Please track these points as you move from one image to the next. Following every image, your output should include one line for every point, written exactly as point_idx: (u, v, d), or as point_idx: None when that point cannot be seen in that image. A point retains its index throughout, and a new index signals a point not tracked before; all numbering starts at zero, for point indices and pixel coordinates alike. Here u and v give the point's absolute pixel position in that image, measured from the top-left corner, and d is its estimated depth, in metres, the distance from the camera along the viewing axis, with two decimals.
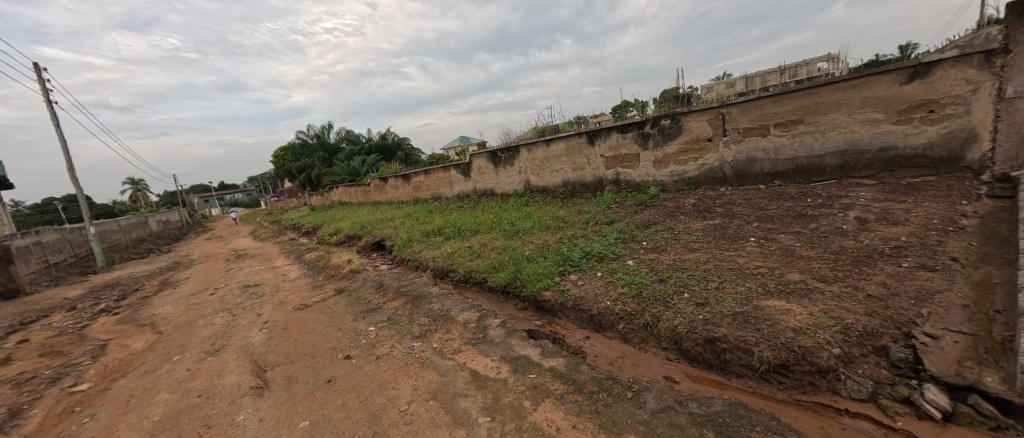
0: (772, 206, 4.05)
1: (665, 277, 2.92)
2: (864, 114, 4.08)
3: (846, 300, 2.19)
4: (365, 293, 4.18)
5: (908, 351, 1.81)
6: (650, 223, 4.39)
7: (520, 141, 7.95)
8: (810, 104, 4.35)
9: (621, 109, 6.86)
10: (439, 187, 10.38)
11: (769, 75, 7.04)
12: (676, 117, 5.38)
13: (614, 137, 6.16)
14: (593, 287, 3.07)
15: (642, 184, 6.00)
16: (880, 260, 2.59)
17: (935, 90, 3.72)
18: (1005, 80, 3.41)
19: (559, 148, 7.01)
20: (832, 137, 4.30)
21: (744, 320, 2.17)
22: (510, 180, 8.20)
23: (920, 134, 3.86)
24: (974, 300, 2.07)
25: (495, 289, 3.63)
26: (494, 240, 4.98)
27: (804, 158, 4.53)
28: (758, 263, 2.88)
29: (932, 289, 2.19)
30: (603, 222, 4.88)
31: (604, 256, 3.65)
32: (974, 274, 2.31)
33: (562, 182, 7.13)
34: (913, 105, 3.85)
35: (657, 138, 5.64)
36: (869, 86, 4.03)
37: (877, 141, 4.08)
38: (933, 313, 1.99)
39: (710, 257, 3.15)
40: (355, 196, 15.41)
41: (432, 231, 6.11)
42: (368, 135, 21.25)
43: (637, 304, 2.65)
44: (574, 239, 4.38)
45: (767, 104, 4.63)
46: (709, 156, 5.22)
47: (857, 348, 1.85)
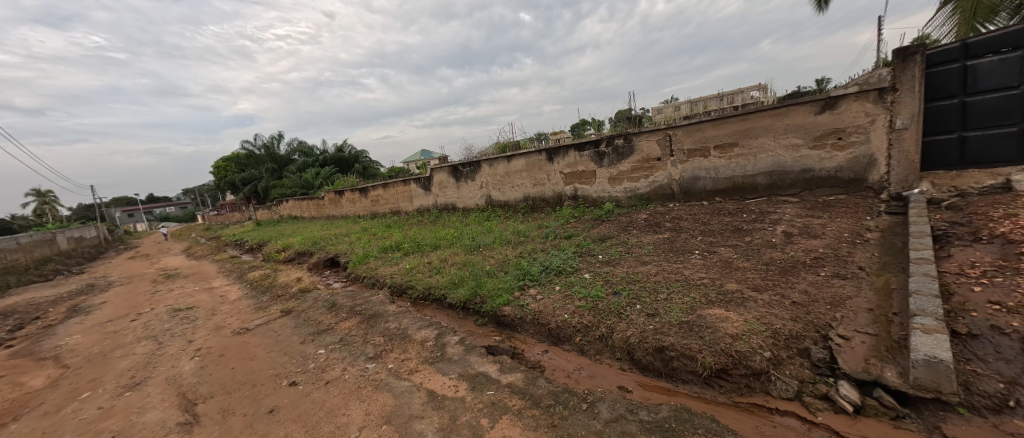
0: (713, 221, 4.40)
1: (620, 289, 3.05)
2: (788, 139, 4.59)
3: (775, 306, 2.42)
4: (315, 313, 3.94)
5: (826, 351, 2.02)
6: (606, 237, 4.58)
7: (482, 156, 8.01)
8: (743, 129, 4.82)
9: (578, 127, 7.18)
10: (398, 201, 10.13)
11: (710, 101, 7.72)
12: (628, 138, 5.72)
13: (571, 155, 6.42)
14: (551, 301, 3.13)
15: (598, 200, 6.27)
16: (803, 270, 2.90)
17: (842, 120, 4.28)
18: (895, 114, 4.01)
19: (520, 163, 7.15)
20: (762, 159, 4.79)
21: (688, 328, 2.32)
22: (471, 195, 8.20)
23: (832, 158, 4.40)
24: (877, 304, 2.37)
25: (454, 305, 3.59)
26: (455, 255, 4.93)
27: (739, 177, 4.98)
28: (701, 274, 3.10)
29: (845, 295, 2.48)
30: (562, 236, 5.03)
31: (562, 270, 3.75)
32: (876, 282, 2.65)
33: (523, 197, 7.27)
34: (826, 133, 4.39)
35: (612, 156, 5.95)
36: (790, 115, 4.54)
37: (799, 164, 4.59)
38: (845, 316, 2.25)
39: (660, 270, 3.34)
40: (307, 210, 14.59)
41: (390, 246, 5.93)
42: (323, 147, 20.35)
43: (594, 316, 2.73)
44: (534, 254, 4.45)
45: (707, 128, 5.06)
46: (658, 174, 5.59)
47: (784, 351, 2.04)
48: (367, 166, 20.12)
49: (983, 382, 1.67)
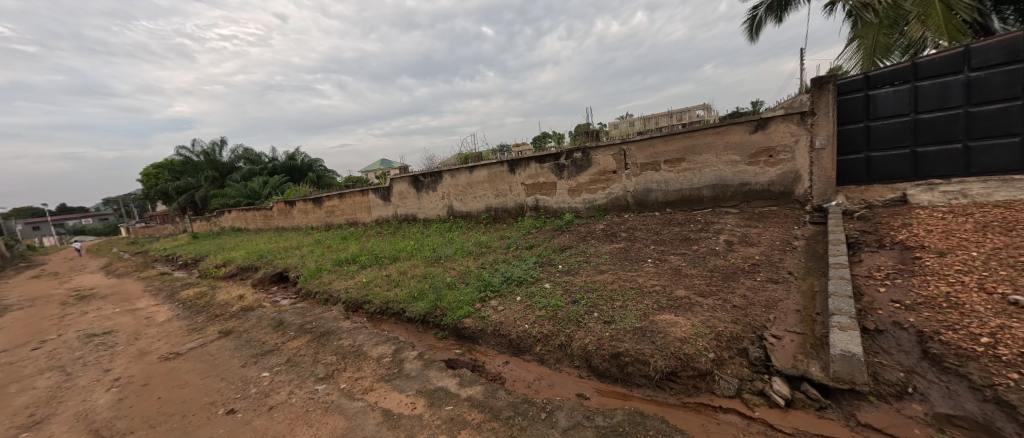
0: (665, 231, 4.67)
1: (578, 298, 3.13)
2: (727, 156, 5.01)
3: (718, 310, 2.61)
4: (259, 333, 3.65)
5: (761, 350, 2.21)
6: (566, 247, 4.70)
7: (444, 167, 7.94)
8: (689, 145, 5.20)
9: (539, 140, 7.35)
10: (355, 212, 9.74)
11: (661, 118, 8.26)
12: (586, 151, 5.95)
13: (532, 167, 6.55)
14: (512, 312, 3.14)
15: (558, 210, 6.44)
16: (742, 276, 3.15)
17: (772, 139, 4.74)
18: (815, 135, 4.52)
19: (482, 174, 7.18)
20: (706, 173, 5.18)
21: (642, 334, 2.44)
22: (432, 206, 8.08)
23: (765, 173, 4.86)
24: (803, 306, 2.63)
25: (413, 319, 3.48)
26: (415, 267, 4.81)
27: (687, 190, 5.35)
28: (654, 281, 3.27)
29: (777, 298, 2.73)
30: (523, 246, 5.10)
31: (523, 280, 3.78)
32: (803, 285, 2.95)
33: (485, 208, 7.28)
34: (760, 150, 4.84)
35: (571, 169, 6.15)
36: (729, 133, 4.97)
37: (737, 178, 5.02)
38: (777, 318, 2.48)
39: (616, 278, 3.47)
40: (253, 221, 13.59)
41: (345, 259, 5.67)
42: (272, 154, 19.16)
43: (553, 325, 2.78)
44: (495, 264, 4.46)
45: (658, 143, 5.40)
46: (614, 186, 5.86)
47: (726, 351, 2.20)
48: (322, 175, 19.19)
49: (888, 372, 1.90)
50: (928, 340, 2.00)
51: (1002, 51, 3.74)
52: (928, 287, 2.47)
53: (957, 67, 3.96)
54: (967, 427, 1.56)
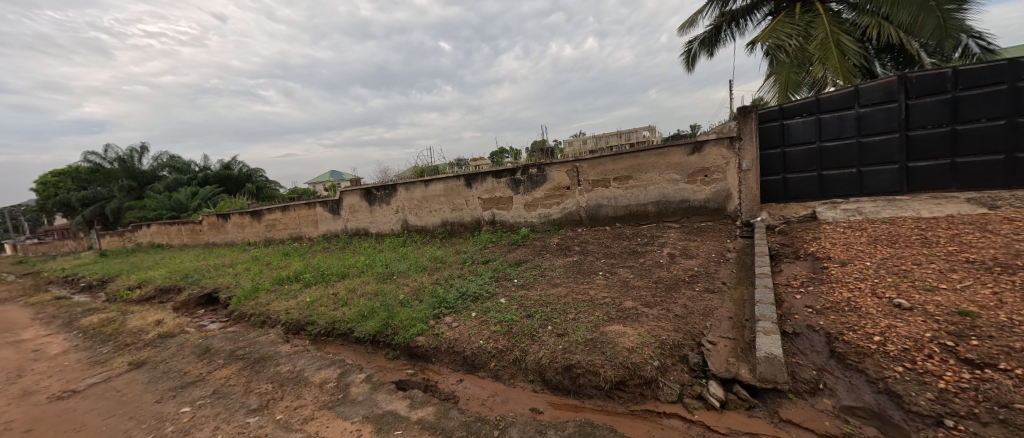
0: (615, 245, 4.90)
1: (533, 312, 3.17)
2: (669, 175, 5.41)
3: (661, 319, 2.77)
4: (180, 363, 3.25)
5: (700, 356, 2.37)
6: (521, 261, 4.75)
7: (398, 179, 7.74)
8: (636, 165, 5.55)
9: (497, 155, 7.46)
10: (300, 226, 9.12)
11: (611, 138, 8.76)
12: (542, 167, 6.13)
13: (489, 181, 6.60)
14: (467, 328, 3.10)
15: (514, 225, 6.53)
16: (683, 286, 3.39)
17: (707, 160, 5.20)
18: (742, 158, 5.03)
19: (437, 188, 7.10)
20: (651, 191, 5.54)
21: (592, 345, 2.52)
22: (385, 219, 7.81)
23: (702, 192, 5.29)
24: (734, 313, 2.88)
25: (362, 340, 3.30)
26: (365, 284, 4.59)
27: (634, 206, 5.68)
28: (604, 293, 3.40)
29: (712, 306, 2.97)
30: (479, 260, 5.08)
31: (479, 295, 3.75)
32: (734, 293, 3.23)
33: (441, 222, 7.18)
34: (697, 171, 5.27)
35: (527, 184, 6.29)
36: (670, 154, 5.37)
37: (678, 195, 5.42)
38: (713, 325, 2.69)
39: (569, 291, 3.57)
40: (178, 237, 12.18)
41: (287, 277, 5.27)
42: (204, 163, 17.48)
43: (508, 340, 2.78)
44: (451, 280, 4.38)
45: (608, 162, 5.71)
46: (568, 201, 6.07)
47: (669, 358, 2.33)
48: (263, 186, 17.84)
49: (803, 371, 2.12)
50: (834, 340, 2.29)
51: (882, 93, 4.49)
52: (833, 293, 2.82)
53: (849, 103, 4.68)
54: (866, 416, 1.78)
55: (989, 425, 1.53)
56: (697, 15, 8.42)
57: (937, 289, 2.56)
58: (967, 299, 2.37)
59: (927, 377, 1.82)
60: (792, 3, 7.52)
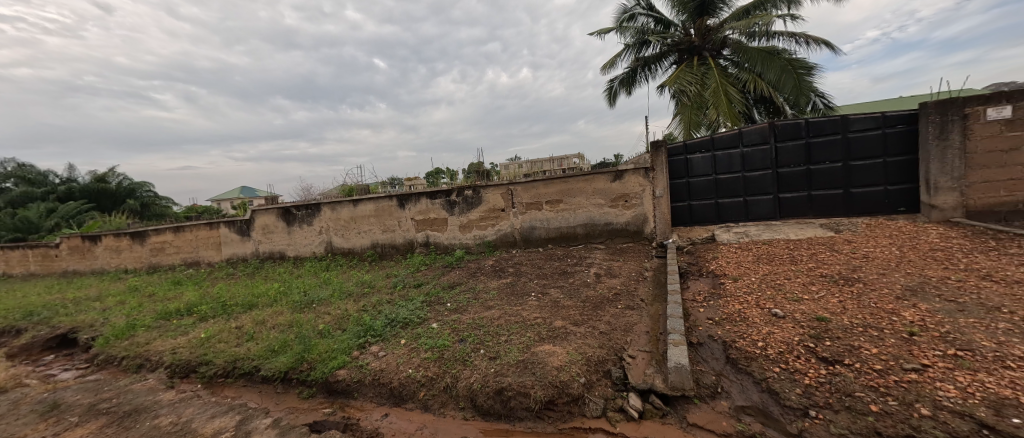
0: (546, 266, 5.09)
1: (465, 336, 3.12)
2: (595, 199, 5.83)
3: (587, 337, 2.92)
4: (11, 426, 2.54)
5: (621, 370, 2.54)
6: (455, 284, 4.68)
7: (323, 198, 7.19)
8: (566, 189, 5.89)
9: (433, 175, 7.39)
10: (198, 249, 7.91)
11: (544, 163, 9.23)
12: (477, 189, 6.20)
13: (423, 202, 6.46)
14: (395, 357, 2.93)
15: (449, 247, 6.46)
16: (607, 304, 3.62)
17: (628, 187, 5.71)
18: (656, 186, 5.63)
19: (367, 208, 6.74)
20: (579, 214, 5.91)
21: (523, 366, 2.55)
22: (306, 241, 7.16)
23: (623, 215, 5.78)
24: (651, 327, 3.15)
25: (270, 379, 2.91)
26: (277, 315, 4.10)
27: (565, 228, 5.99)
28: (536, 314, 3.48)
29: (632, 322, 3.22)
30: (411, 284, 4.88)
31: (409, 321, 3.59)
32: (650, 309, 3.55)
33: (371, 244, 6.82)
34: (619, 196, 5.76)
35: (462, 206, 6.30)
36: (596, 180, 5.81)
37: (603, 219, 5.85)
38: (632, 340, 2.91)
39: (503, 313, 3.58)
40: (19, 265, 9.71)
41: (177, 310, 4.49)
42: (68, 174, 14.44)
43: (439, 367, 2.69)
44: (379, 306, 4.12)
45: (540, 186, 5.97)
46: (503, 223, 6.19)
47: (594, 374, 2.46)
48: (152, 203, 15.25)
49: (705, 376, 2.39)
50: (729, 348, 2.62)
51: (758, 136, 5.43)
52: (728, 306, 3.25)
53: (736, 143, 5.55)
54: (753, 413, 2.05)
55: (839, 412, 1.87)
56: (616, 57, 9.43)
57: (801, 299, 3.09)
58: (822, 306, 2.91)
59: (796, 374, 2.18)
60: (691, 56, 8.84)
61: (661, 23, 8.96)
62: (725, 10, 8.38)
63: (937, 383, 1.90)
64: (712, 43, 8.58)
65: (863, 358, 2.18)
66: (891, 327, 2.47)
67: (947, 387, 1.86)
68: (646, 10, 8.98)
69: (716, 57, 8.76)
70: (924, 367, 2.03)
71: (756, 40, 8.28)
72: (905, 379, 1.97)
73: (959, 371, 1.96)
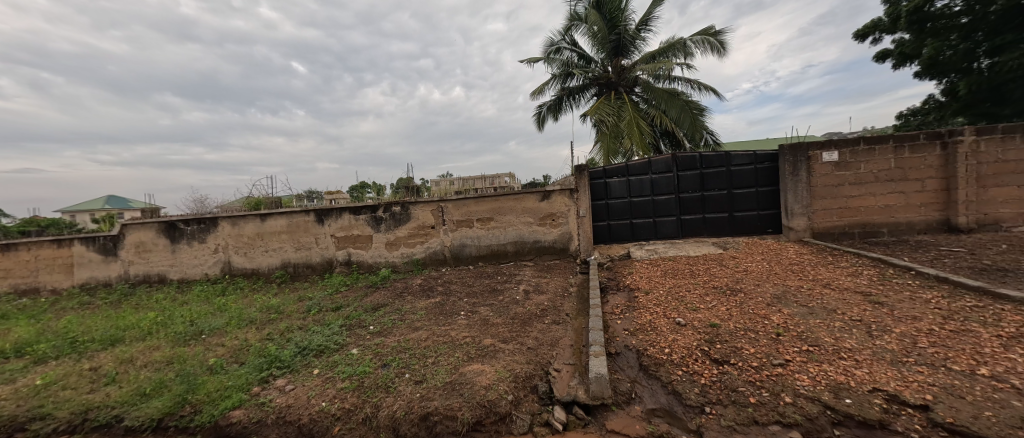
0: (476, 284, 5.07)
1: (389, 360, 2.94)
2: (524, 218, 6.02)
3: (515, 354, 2.97)
4: None
5: (547, 384, 2.61)
6: (379, 306, 4.39)
7: (222, 211, 6.28)
8: (496, 207, 5.99)
9: (358, 190, 6.98)
10: (36, 272, 6.26)
11: (475, 180, 9.32)
12: (405, 206, 5.98)
13: (345, 218, 6.03)
14: (306, 389, 2.63)
15: (373, 265, 6.10)
16: (535, 320, 3.72)
17: (554, 206, 6.01)
18: (580, 206, 6.01)
19: (278, 224, 6.06)
20: (509, 232, 6.04)
21: (451, 388, 2.48)
22: (197, 261, 6.14)
23: (550, 234, 6.05)
24: (574, 340, 3.32)
25: (136, 430, 2.38)
26: (151, 351, 3.40)
27: (495, 246, 6.06)
28: (465, 333, 3.43)
29: (558, 336, 3.35)
30: (328, 308, 4.45)
31: (324, 349, 3.26)
32: (575, 323, 3.74)
33: (281, 263, 6.12)
34: (546, 215, 6.02)
35: (389, 222, 6.02)
36: (525, 200, 6.01)
37: (532, 236, 6.06)
38: (557, 354, 3.03)
39: (430, 334, 3.46)
40: None
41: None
42: None
43: (358, 397, 2.48)
44: (288, 334, 3.68)
45: (471, 203, 5.99)
46: (432, 240, 6.06)
47: (521, 391, 2.49)
48: None
49: (622, 384, 2.57)
50: (641, 356, 2.87)
51: (663, 165, 6.20)
52: (640, 317, 3.58)
53: (647, 169, 6.24)
54: (661, 414, 2.25)
55: (727, 406, 2.16)
56: (545, 85, 10.06)
57: (698, 308, 3.54)
58: (714, 314, 3.37)
59: (695, 376, 2.47)
60: (609, 90, 9.82)
61: (583, 58, 9.84)
62: (636, 53, 9.53)
63: (796, 374, 2.31)
64: (626, 81, 9.65)
65: (744, 357, 2.57)
66: (763, 329, 2.96)
67: (803, 377, 2.27)
68: (570, 45, 9.80)
69: (630, 93, 9.85)
70: (786, 362, 2.46)
71: (661, 82, 9.52)
72: (774, 372, 2.36)
73: (810, 363, 2.41)
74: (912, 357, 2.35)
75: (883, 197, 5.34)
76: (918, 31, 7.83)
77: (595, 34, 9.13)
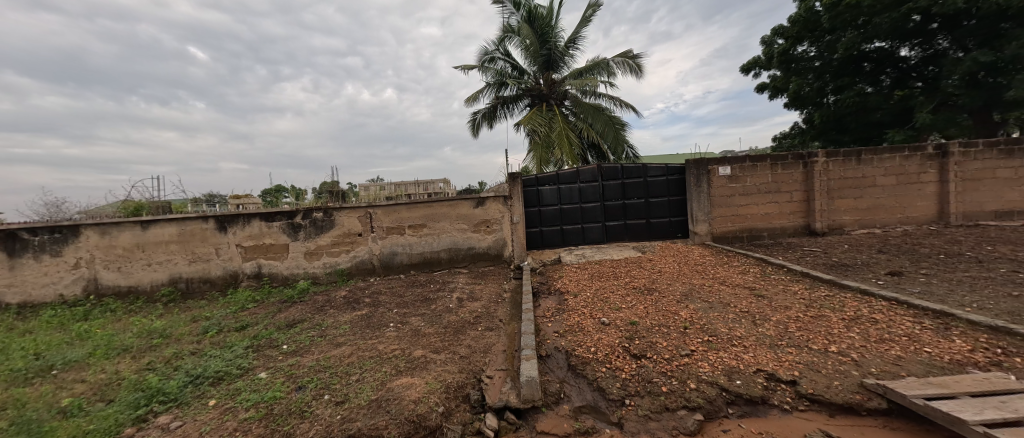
0: (408, 293, 4.85)
1: (305, 382, 2.66)
2: (458, 224, 5.95)
3: (447, 363, 2.90)
4: None
5: (479, 392, 2.59)
6: (296, 322, 3.97)
7: (87, 217, 5.16)
8: (429, 214, 5.83)
9: (272, 193, 6.29)
10: None
11: (408, 185, 9.00)
12: (328, 211, 5.52)
13: (255, 225, 5.36)
14: (198, 425, 2.26)
15: (290, 278, 5.51)
16: (468, 328, 3.68)
17: (489, 213, 6.03)
18: (513, 212, 6.12)
19: (167, 232, 5.17)
20: (443, 239, 5.91)
21: (376, 405, 2.33)
22: (48, 279, 4.96)
23: (485, 240, 6.05)
24: (507, 346, 3.34)
25: None
26: None
27: (428, 253, 5.89)
28: (394, 346, 3.25)
29: (491, 343, 3.35)
30: (231, 328, 3.90)
31: (224, 375, 2.84)
32: (508, 328, 3.77)
33: (169, 278, 5.22)
34: (481, 222, 6.02)
35: (309, 229, 5.50)
36: (459, 206, 5.94)
37: (466, 243, 6.00)
38: (490, 360, 3.03)
39: (355, 349, 3.22)
40: None
41: None
42: None
43: (265, 427, 2.20)
44: (176, 361, 3.14)
45: (402, 210, 5.74)
46: (359, 249, 5.68)
47: (453, 401, 2.44)
48: None
49: (552, 385, 2.65)
50: (570, 356, 3.00)
51: (590, 175, 6.62)
52: (569, 318, 3.75)
53: (575, 178, 6.61)
54: (587, 411, 2.37)
55: (644, 397, 2.35)
56: (479, 92, 10.13)
57: (621, 308, 3.82)
58: (633, 312, 3.66)
59: (617, 371, 2.65)
60: (541, 102, 10.24)
61: (516, 69, 10.13)
62: (565, 68, 10.09)
63: (699, 362, 2.61)
64: (556, 94, 10.16)
65: (658, 350, 2.83)
66: (673, 324, 3.29)
67: (704, 364, 2.58)
68: (504, 56, 10.03)
69: (560, 105, 10.37)
70: (692, 352, 2.77)
71: (588, 97, 10.19)
72: (681, 362, 2.63)
73: (710, 351, 2.75)
74: (785, 340, 2.81)
75: (764, 206, 6.34)
76: (786, 69, 9.56)
77: (527, 47, 9.48)
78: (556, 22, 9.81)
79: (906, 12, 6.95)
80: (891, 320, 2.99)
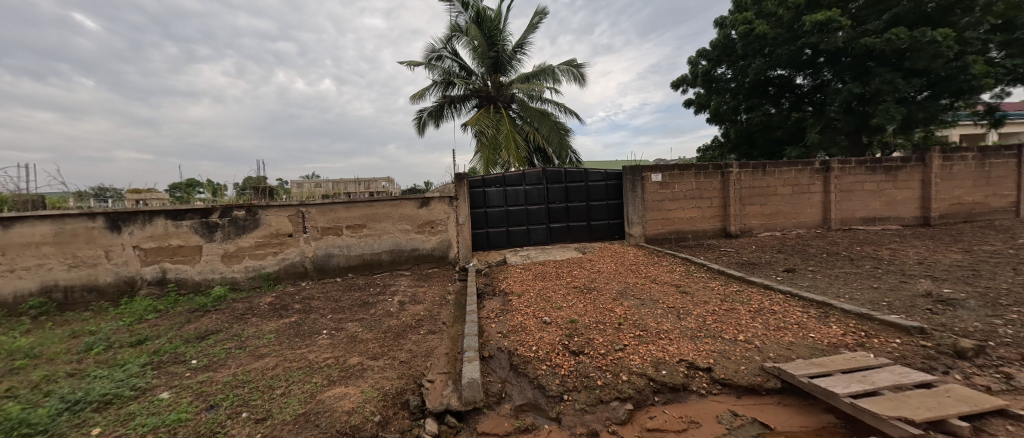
0: (344, 298, 4.56)
1: (219, 400, 2.37)
2: (401, 225, 5.72)
3: (386, 370, 2.78)
4: None
5: (419, 397, 2.52)
6: (209, 334, 3.53)
7: None
8: (369, 213, 5.54)
9: (183, 188, 5.54)
10: None
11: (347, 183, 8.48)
12: (252, 209, 5.00)
13: (160, 224, 4.69)
14: None
15: (203, 283, 4.90)
16: (409, 332, 3.56)
17: (434, 213, 5.89)
18: (459, 213, 6.04)
19: (39, 231, 4.31)
20: (384, 240, 5.66)
21: (304, 419, 2.16)
22: None
23: (429, 241, 5.90)
24: (450, 349, 3.29)
25: None
26: None
27: (368, 254, 5.60)
28: (326, 354, 3.03)
29: (433, 346, 3.27)
30: (125, 343, 3.36)
31: (114, 399, 2.43)
32: (451, 331, 3.71)
33: (40, 287, 4.35)
34: (425, 222, 5.86)
35: (228, 229, 4.93)
36: (403, 206, 5.73)
37: (409, 244, 5.80)
38: (432, 363, 2.96)
39: (281, 360, 2.95)
40: None
41: None
42: None
43: None
44: (48, 385, 2.62)
45: (340, 209, 5.40)
46: (289, 250, 5.22)
47: (391, 408, 2.35)
48: None
49: (494, 385, 2.66)
50: (512, 356, 3.03)
51: (535, 177, 6.77)
52: (513, 319, 3.79)
53: (521, 180, 6.71)
54: (528, 408, 2.42)
55: (580, 391, 2.46)
56: (425, 90, 9.88)
57: (561, 307, 3.96)
58: (573, 311, 3.82)
59: (557, 368, 2.74)
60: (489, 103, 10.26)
61: (464, 69, 10.05)
62: (512, 72, 10.22)
63: (630, 355, 2.80)
64: (504, 96, 10.25)
65: (594, 346, 2.98)
66: (609, 320, 3.49)
67: (636, 357, 2.77)
68: (451, 55, 9.87)
69: (507, 108, 10.48)
70: (624, 346, 2.96)
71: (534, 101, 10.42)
72: (615, 356, 2.80)
73: (640, 345, 2.96)
74: (703, 331, 3.12)
75: (689, 211, 6.99)
76: (708, 88, 10.62)
77: (475, 48, 9.44)
78: (503, 26, 9.89)
79: (801, 46, 8.12)
80: (786, 311, 3.47)
